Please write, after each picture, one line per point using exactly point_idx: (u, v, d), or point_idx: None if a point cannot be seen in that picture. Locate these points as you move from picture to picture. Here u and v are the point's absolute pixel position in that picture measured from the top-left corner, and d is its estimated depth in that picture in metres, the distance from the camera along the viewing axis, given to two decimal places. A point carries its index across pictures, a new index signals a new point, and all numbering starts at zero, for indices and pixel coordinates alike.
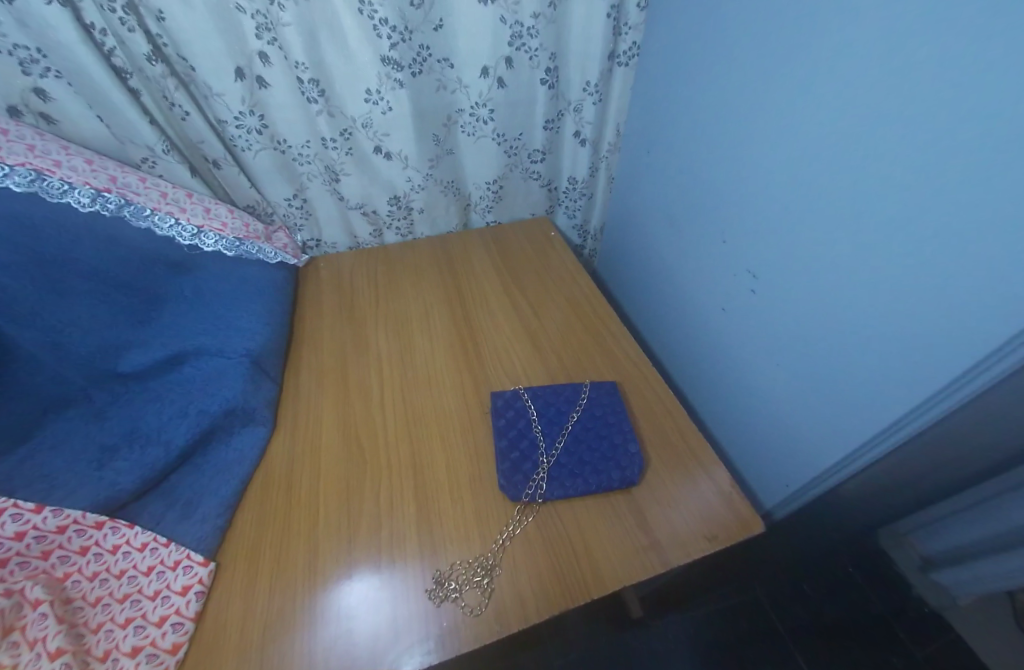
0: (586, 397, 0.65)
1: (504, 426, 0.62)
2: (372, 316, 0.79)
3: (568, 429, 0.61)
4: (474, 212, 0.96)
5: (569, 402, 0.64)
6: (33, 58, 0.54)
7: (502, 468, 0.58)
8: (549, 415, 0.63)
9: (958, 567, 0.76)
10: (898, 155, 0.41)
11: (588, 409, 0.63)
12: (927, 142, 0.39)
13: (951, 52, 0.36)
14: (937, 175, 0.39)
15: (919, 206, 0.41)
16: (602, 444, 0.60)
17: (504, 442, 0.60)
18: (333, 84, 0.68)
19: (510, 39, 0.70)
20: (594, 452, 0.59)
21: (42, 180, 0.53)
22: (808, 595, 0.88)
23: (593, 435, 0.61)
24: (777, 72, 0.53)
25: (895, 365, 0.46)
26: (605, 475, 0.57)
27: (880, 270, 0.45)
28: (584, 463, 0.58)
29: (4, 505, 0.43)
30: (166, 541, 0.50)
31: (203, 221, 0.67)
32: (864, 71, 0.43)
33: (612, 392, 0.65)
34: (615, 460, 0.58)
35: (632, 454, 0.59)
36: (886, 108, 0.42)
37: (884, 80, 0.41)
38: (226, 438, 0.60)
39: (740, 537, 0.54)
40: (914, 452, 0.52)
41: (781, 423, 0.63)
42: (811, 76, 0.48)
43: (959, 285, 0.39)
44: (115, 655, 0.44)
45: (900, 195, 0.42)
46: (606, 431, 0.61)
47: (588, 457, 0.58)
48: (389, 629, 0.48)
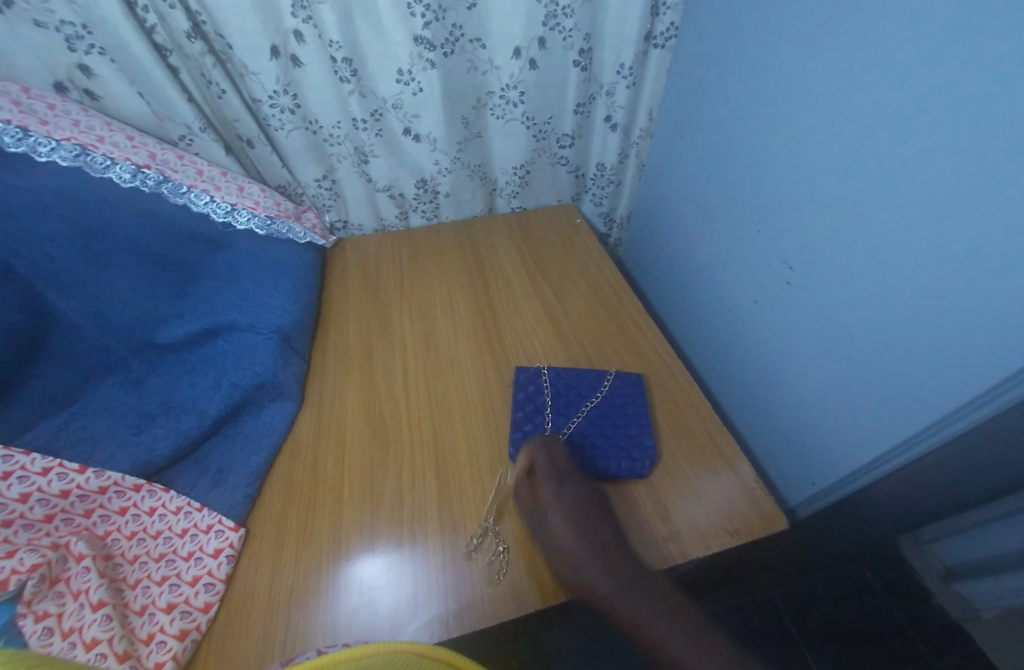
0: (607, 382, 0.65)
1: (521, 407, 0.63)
2: (397, 299, 0.80)
3: (584, 412, 0.62)
4: (500, 196, 0.95)
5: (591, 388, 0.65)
6: (78, 35, 0.56)
7: (517, 447, 0.59)
8: (568, 397, 0.64)
9: (986, 576, 0.73)
10: (941, 150, 0.40)
11: (608, 396, 0.64)
12: (980, 135, 0.37)
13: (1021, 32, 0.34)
14: (995, 165, 0.36)
15: (967, 203, 0.39)
16: (616, 433, 0.60)
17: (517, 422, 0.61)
18: (365, 64, 0.68)
19: (543, 19, 0.69)
20: (607, 439, 0.59)
21: (86, 155, 0.55)
22: (824, 599, 0.87)
23: (610, 423, 0.61)
24: (821, 52, 0.50)
25: (933, 366, 0.44)
26: (614, 463, 0.57)
27: (918, 267, 0.43)
28: (594, 449, 0.59)
29: (50, 464, 0.47)
30: (200, 506, 0.52)
31: (237, 199, 0.68)
32: (919, 49, 0.40)
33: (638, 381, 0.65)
34: (627, 451, 0.58)
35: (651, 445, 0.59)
36: (939, 92, 0.39)
37: (938, 62, 0.39)
38: (256, 410, 0.62)
39: (763, 532, 0.53)
40: (955, 458, 0.49)
41: (808, 420, 0.62)
42: (858, 60, 0.46)
43: (1000, 296, 0.37)
44: (151, 610, 0.46)
45: (943, 190, 0.40)
46: (624, 421, 0.61)
47: (599, 442, 0.59)
48: (409, 601, 0.49)
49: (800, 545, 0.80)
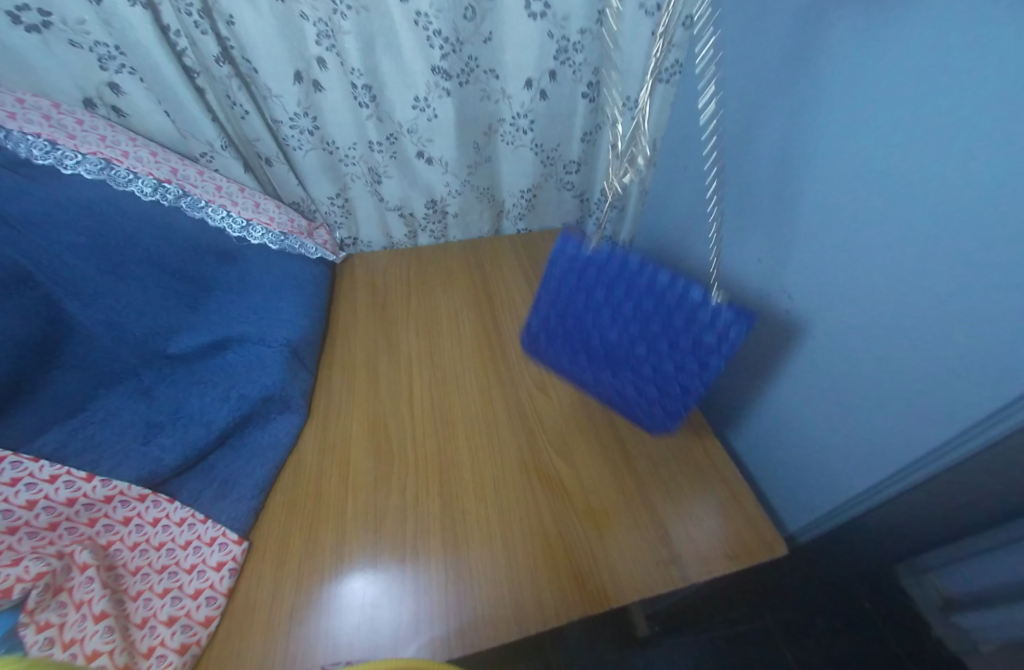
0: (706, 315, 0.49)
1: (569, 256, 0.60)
2: (403, 315, 0.81)
3: (627, 313, 0.56)
4: (506, 218, 0.98)
5: (683, 301, 0.51)
6: (111, 54, 0.58)
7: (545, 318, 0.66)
8: (611, 295, 0.57)
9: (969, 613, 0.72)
10: None
11: (661, 302, 0.53)
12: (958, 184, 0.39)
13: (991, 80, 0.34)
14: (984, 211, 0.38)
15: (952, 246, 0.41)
16: (654, 343, 0.55)
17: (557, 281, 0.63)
18: (384, 90, 0.71)
19: (555, 53, 0.71)
20: (641, 341, 0.57)
21: (110, 169, 0.58)
22: (822, 629, 0.86)
23: (650, 333, 0.55)
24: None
25: (926, 396, 0.45)
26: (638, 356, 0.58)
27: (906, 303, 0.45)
28: (624, 341, 0.59)
29: (58, 472, 0.47)
30: (204, 518, 0.53)
31: (252, 215, 0.69)
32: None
33: (739, 333, 0.48)
34: (655, 358, 0.56)
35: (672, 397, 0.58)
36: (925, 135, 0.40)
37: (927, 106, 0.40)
38: (262, 422, 0.62)
39: (763, 558, 0.54)
40: (953, 488, 0.50)
41: (806, 448, 0.62)
42: None
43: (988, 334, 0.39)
44: (152, 622, 0.46)
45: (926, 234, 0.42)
46: (666, 335, 0.54)
47: (631, 339, 0.58)
48: (410, 620, 0.49)
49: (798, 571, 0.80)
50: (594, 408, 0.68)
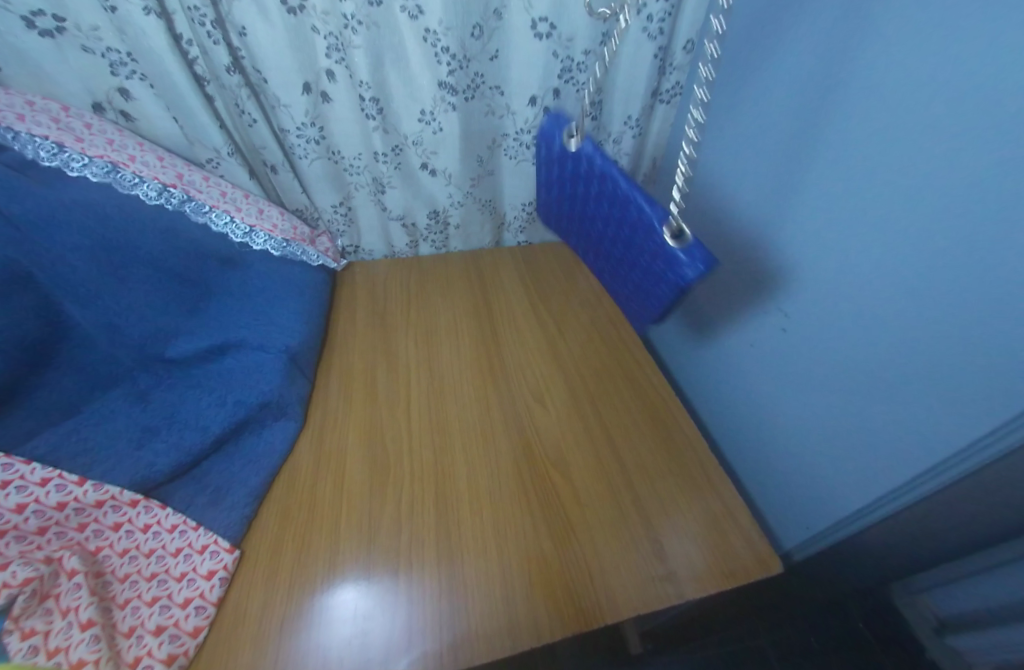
0: (663, 248, 0.57)
1: (560, 152, 0.70)
2: (402, 324, 0.81)
3: (620, 220, 0.64)
4: (507, 231, 0.99)
5: (648, 224, 0.59)
6: (122, 61, 0.59)
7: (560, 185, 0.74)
8: (613, 203, 0.65)
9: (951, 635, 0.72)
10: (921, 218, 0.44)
11: (637, 223, 0.61)
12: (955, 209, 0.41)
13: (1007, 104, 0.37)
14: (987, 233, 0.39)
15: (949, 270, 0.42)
16: (633, 258, 0.65)
17: (557, 178, 0.75)
18: (391, 103, 0.72)
19: (559, 72, 0.73)
20: (626, 251, 0.67)
21: (116, 172, 0.58)
22: (816, 650, 0.85)
23: (629, 247, 0.65)
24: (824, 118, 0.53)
25: (924, 415, 0.46)
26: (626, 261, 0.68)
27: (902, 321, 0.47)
28: (617, 244, 0.68)
29: (50, 475, 0.47)
30: (195, 525, 0.52)
31: (256, 221, 0.70)
32: (919, 119, 0.43)
33: (683, 271, 0.56)
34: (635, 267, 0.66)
35: (641, 300, 0.69)
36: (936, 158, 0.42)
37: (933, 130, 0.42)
38: (258, 429, 0.62)
39: (759, 576, 0.54)
40: (948, 511, 0.50)
41: (802, 466, 0.63)
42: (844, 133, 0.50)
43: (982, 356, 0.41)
44: (139, 632, 0.45)
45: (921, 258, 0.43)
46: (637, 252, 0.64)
47: (619, 245, 0.68)
48: (402, 634, 0.48)
49: (791, 589, 0.80)
50: (591, 420, 0.68)
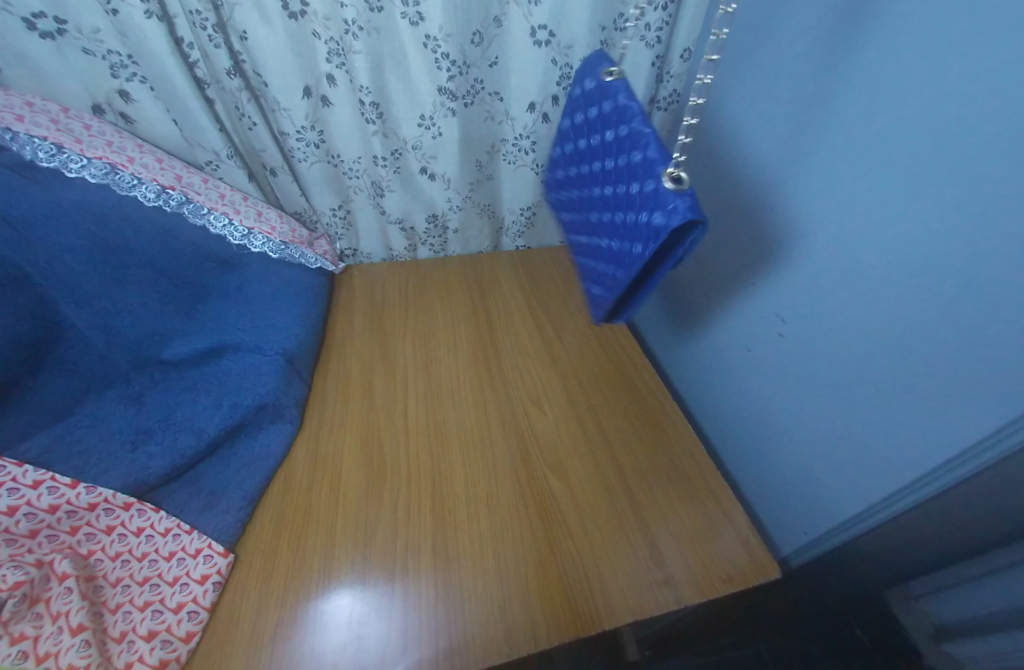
0: (654, 190, 0.43)
1: (585, 95, 0.57)
2: (400, 328, 0.81)
3: (614, 164, 0.52)
4: (506, 235, 0.99)
5: (639, 167, 0.46)
6: (123, 63, 0.59)
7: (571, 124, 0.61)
8: (610, 143, 0.52)
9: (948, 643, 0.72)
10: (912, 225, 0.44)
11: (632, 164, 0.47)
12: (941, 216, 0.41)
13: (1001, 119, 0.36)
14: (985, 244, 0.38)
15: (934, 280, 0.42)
16: (629, 193, 0.49)
17: (575, 121, 0.60)
18: (390, 108, 0.72)
19: (558, 79, 0.74)
20: (621, 190, 0.50)
21: (115, 174, 0.58)
22: (814, 657, 0.85)
23: (623, 189, 0.50)
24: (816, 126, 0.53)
25: (920, 420, 0.46)
26: (620, 200, 0.51)
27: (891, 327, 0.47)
28: (609, 189, 0.53)
29: (43, 477, 0.47)
30: (189, 529, 0.51)
31: (254, 224, 0.69)
32: (905, 128, 0.43)
33: (670, 218, 0.41)
34: (627, 206, 0.49)
35: (610, 278, 0.55)
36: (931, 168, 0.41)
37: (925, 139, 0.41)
38: (254, 431, 0.61)
39: (757, 581, 0.54)
40: (944, 515, 0.50)
41: (798, 470, 0.63)
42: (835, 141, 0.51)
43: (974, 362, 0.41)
44: (131, 637, 0.45)
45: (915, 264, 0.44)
46: (635, 184, 0.47)
47: (612, 188, 0.52)
48: (397, 639, 0.48)
49: (789, 595, 0.80)
50: (590, 424, 0.68)
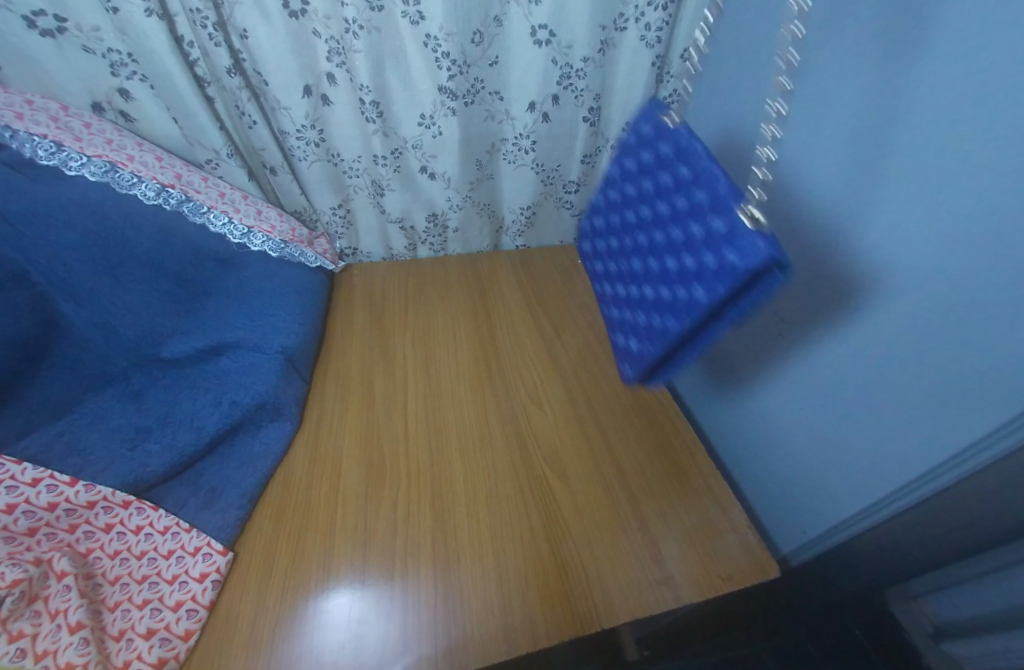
0: (727, 231, 0.41)
1: (634, 141, 0.55)
2: (400, 327, 0.81)
3: (663, 208, 0.50)
4: (506, 235, 0.99)
5: (701, 209, 0.45)
6: (123, 61, 0.59)
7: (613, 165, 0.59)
8: (660, 186, 0.51)
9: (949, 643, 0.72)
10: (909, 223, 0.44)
11: (692, 205, 0.46)
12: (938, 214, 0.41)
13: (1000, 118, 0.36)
14: (984, 242, 0.38)
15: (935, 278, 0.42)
16: (682, 239, 0.47)
17: (621, 165, 0.57)
18: (390, 107, 0.72)
19: (559, 78, 0.73)
20: (670, 235, 0.49)
21: (114, 172, 0.58)
22: (813, 656, 0.85)
23: (676, 234, 0.48)
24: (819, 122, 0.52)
25: (919, 419, 0.46)
26: (669, 245, 0.49)
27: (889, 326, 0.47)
28: (655, 233, 0.51)
29: (42, 475, 0.47)
30: (188, 527, 0.51)
31: (254, 223, 0.70)
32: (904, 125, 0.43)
33: (748, 256, 0.39)
34: (680, 251, 0.47)
35: (653, 330, 0.51)
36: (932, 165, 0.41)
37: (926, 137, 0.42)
38: (253, 430, 0.61)
39: (756, 580, 0.54)
40: (942, 514, 0.50)
41: (797, 469, 0.63)
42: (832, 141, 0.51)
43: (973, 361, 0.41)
44: (129, 636, 0.45)
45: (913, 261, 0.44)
46: (694, 227, 0.45)
47: (659, 233, 0.51)
48: (397, 638, 0.48)
49: (788, 595, 0.79)
50: (589, 423, 0.68)
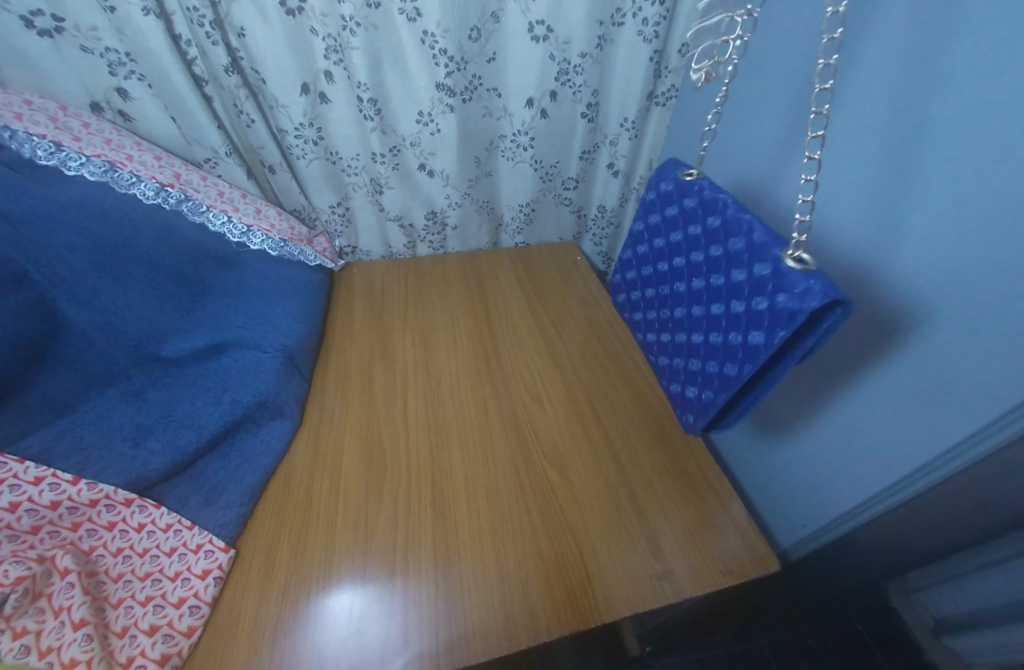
0: (774, 274, 0.43)
1: (663, 197, 0.60)
2: (399, 324, 0.81)
3: (703, 253, 0.53)
4: (505, 232, 0.99)
5: (742, 254, 0.47)
6: (121, 61, 0.59)
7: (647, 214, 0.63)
8: (696, 235, 0.54)
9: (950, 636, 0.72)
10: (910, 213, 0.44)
11: (731, 251, 0.48)
12: (940, 203, 0.41)
13: (1004, 107, 0.36)
14: (986, 232, 0.39)
15: (937, 268, 0.42)
16: (729, 283, 0.49)
17: (649, 221, 0.63)
18: (388, 104, 0.72)
19: (556, 74, 0.73)
20: (715, 279, 0.51)
21: (113, 172, 0.58)
22: (814, 651, 0.84)
23: (721, 278, 0.50)
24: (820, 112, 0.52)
25: (919, 411, 0.46)
26: (715, 288, 0.51)
27: (888, 318, 0.47)
28: (697, 277, 0.54)
29: (44, 473, 0.47)
30: (190, 524, 0.52)
31: (253, 221, 0.70)
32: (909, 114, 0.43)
33: (805, 300, 0.39)
34: (727, 294, 0.49)
35: (711, 378, 0.52)
36: (934, 156, 0.41)
37: (926, 127, 0.42)
38: (254, 428, 0.61)
39: (755, 574, 0.54)
40: (943, 505, 0.50)
41: (796, 463, 0.63)
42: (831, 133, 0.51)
43: (973, 351, 0.41)
44: (132, 632, 0.45)
45: (913, 252, 0.44)
46: (738, 272, 0.47)
47: (701, 277, 0.53)
48: (398, 634, 0.48)
49: (788, 589, 0.79)
50: (589, 420, 0.68)
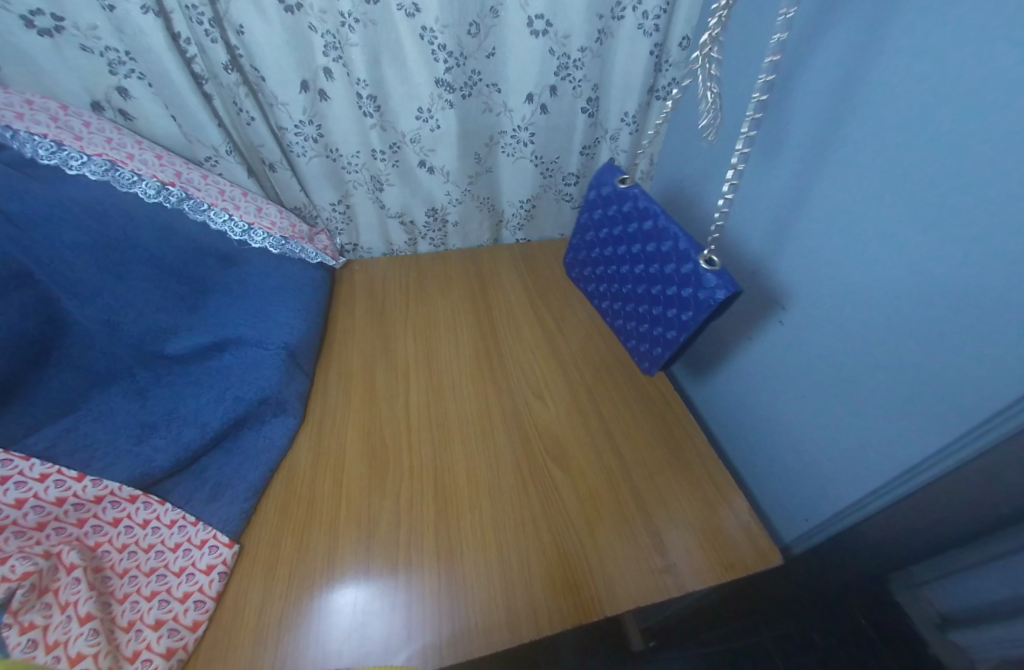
0: (691, 273, 0.52)
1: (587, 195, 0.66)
2: (400, 321, 0.81)
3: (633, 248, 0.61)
4: (505, 228, 0.99)
5: (665, 252, 0.55)
6: (121, 60, 0.59)
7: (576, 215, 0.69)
8: (625, 233, 0.61)
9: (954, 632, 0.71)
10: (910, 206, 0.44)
11: (656, 250, 0.57)
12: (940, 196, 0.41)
13: (1004, 98, 0.36)
14: (988, 224, 0.38)
15: (938, 261, 0.42)
16: (659, 275, 0.57)
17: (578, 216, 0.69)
18: (388, 100, 0.72)
19: (556, 69, 0.73)
20: (647, 270, 0.59)
21: (115, 170, 0.58)
22: (818, 644, 0.85)
23: (650, 270, 0.58)
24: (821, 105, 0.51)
25: (919, 405, 0.46)
26: (646, 277, 0.59)
27: (892, 311, 0.46)
28: (630, 267, 0.62)
29: (49, 471, 0.48)
30: (195, 520, 0.52)
31: (254, 219, 0.70)
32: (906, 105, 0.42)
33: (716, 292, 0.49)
34: (658, 282, 0.58)
35: (658, 338, 0.61)
36: (934, 149, 0.41)
37: (928, 117, 0.41)
38: (257, 425, 0.62)
39: (757, 568, 0.54)
40: (945, 499, 0.49)
41: (797, 457, 0.63)
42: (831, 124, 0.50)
43: (974, 344, 0.40)
44: (138, 626, 0.45)
45: (915, 244, 0.43)
46: (664, 269, 0.56)
47: (634, 267, 0.61)
48: (401, 628, 0.48)
49: (792, 584, 0.80)
50: (590, 415, 0.68)
